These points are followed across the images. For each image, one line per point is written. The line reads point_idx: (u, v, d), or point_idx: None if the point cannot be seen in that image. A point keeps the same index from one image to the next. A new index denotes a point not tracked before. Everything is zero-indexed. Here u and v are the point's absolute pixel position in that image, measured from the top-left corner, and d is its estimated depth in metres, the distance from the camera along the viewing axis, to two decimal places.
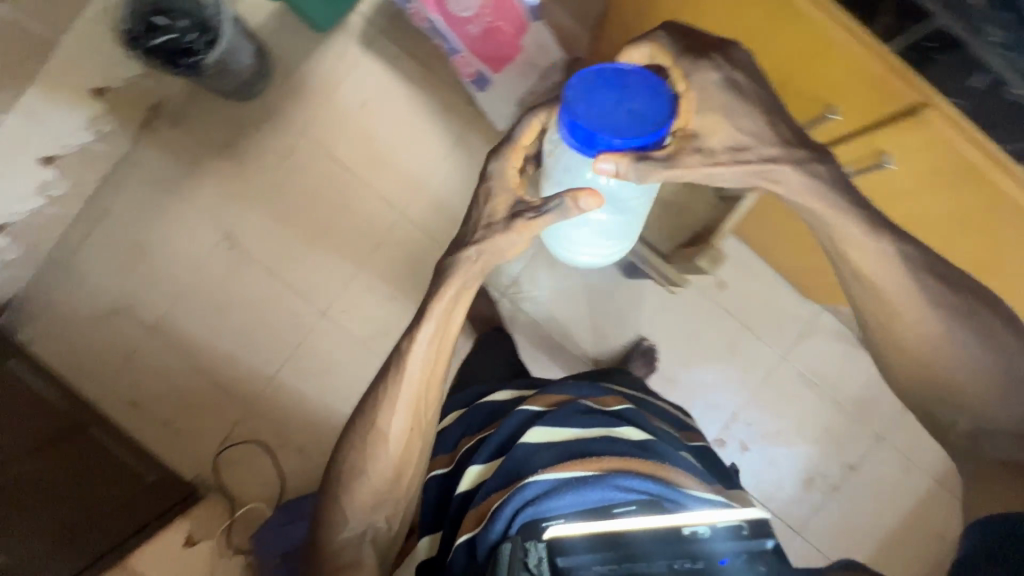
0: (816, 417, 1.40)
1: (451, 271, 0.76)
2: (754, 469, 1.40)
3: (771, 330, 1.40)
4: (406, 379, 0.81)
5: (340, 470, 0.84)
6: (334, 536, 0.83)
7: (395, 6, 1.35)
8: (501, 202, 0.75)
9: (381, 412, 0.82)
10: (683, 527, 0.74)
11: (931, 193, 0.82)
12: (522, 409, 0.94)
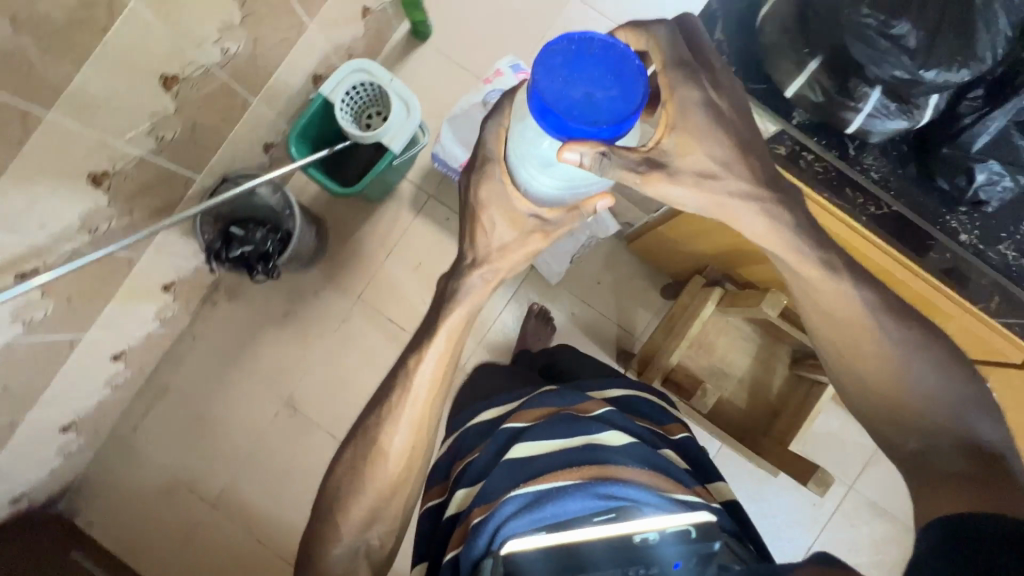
0: (891, 546, 1.38)
1: (459, 295, 0.75)
2: None
3: (837, 463, 1.41)
4: (411, 398, 0.77)
5: (339, 492, 0.78)
6: (326, 552, 0.77)
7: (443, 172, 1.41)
8: (507, 224, 0.73)
9: (387, 426, 0.77)
10: (635, 534, 0.69)
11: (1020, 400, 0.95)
12: (506, 427, 0.86)
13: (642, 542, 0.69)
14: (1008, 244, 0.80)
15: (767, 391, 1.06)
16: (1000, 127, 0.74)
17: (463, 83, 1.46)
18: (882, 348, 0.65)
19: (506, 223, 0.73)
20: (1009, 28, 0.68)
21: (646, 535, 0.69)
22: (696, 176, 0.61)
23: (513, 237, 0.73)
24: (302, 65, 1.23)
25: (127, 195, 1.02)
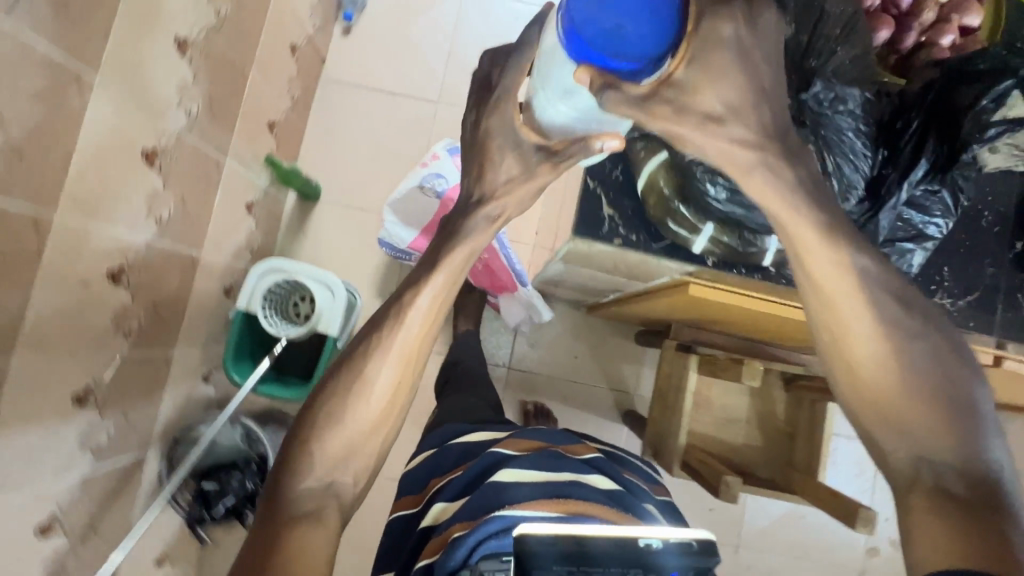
0: None
1: (465, 229, 0.56)
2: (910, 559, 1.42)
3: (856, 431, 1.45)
4: (407, 326, 0.55)
5: (309, 431, 0.53)
6: (290, 485, 0.51)
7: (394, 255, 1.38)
8: (514, 159, 0.55)
9: (380, 353, 0.54)
10: (639, 538, 0.58)
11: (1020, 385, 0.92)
12: (494, 451, 0.79)
13: (647, 548, 0.57)
14: None
15: (774, 421, 1.07)
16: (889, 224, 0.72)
17: (371, 225, 1.44)
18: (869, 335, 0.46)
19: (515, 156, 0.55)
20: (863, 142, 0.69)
21: (653, 540, 0.57)
22: (701, 117, 0.44)
23: (511, 181, 0.56)
24: (210, 288, 1.18)
25: (84, 520, 0.93)
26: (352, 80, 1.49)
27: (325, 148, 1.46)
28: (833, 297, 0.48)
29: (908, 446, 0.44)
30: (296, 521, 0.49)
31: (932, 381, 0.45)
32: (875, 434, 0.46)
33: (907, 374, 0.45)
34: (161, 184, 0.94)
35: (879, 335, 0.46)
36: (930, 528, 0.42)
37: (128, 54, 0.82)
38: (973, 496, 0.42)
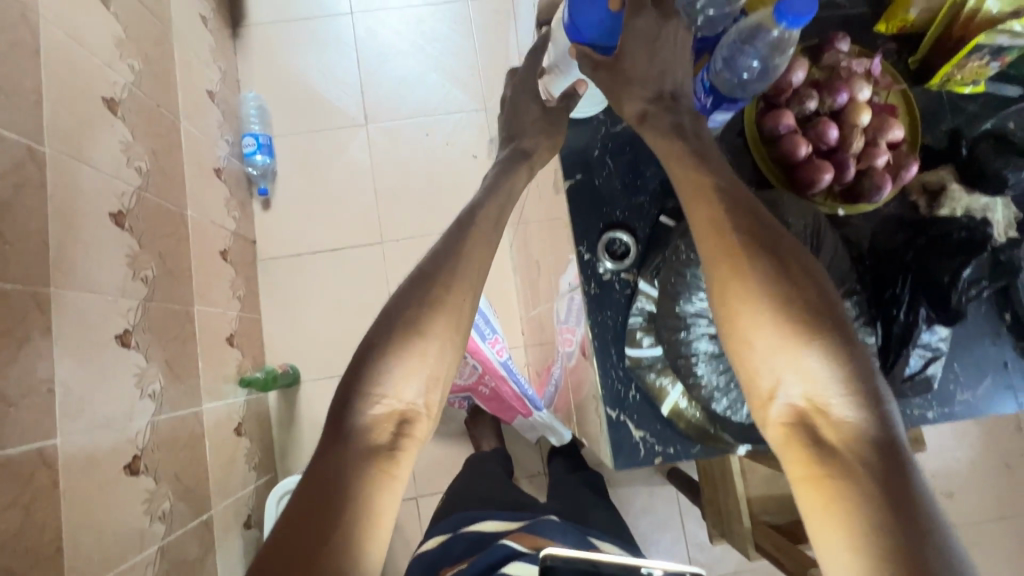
0: (965, 425, 1.50)
1: (508, 176, 0.61)
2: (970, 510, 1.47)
3: None
4: (463, 257, 0.57)
5: (383, 351, 0.53)
6: (353, 417, 0.51)
7: None
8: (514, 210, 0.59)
9: (449, 275, 0.56)
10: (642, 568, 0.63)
11: None
12: (505, 545, 0.82)
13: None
14: (960, 393, 0.61)
15: None
16: (926, 346, 0.56)
17: None
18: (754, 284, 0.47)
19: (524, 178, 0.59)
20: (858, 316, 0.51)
21: (656, 568, 0.63)
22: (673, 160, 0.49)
23: (538, 129, 0.62)
24: (229, 535, 1.11)
25: None
26: (289, 251, 1.44)
27: (288, 327, 1.41)
28: (731, 267, 0.48)
29: (791, 402, 0.46)
30: (375, 450, 0.51)
31: (818, 336, 0.46)
32: (770, 394, 0.47)
33: (801, 334, 0.46)
34: (153, 481, 0.88)
35: (771, 311, 0.46)
36: (818, 481, 0.43)
37: (77, 391, 0.76)
38: (848, 448, 0.43)
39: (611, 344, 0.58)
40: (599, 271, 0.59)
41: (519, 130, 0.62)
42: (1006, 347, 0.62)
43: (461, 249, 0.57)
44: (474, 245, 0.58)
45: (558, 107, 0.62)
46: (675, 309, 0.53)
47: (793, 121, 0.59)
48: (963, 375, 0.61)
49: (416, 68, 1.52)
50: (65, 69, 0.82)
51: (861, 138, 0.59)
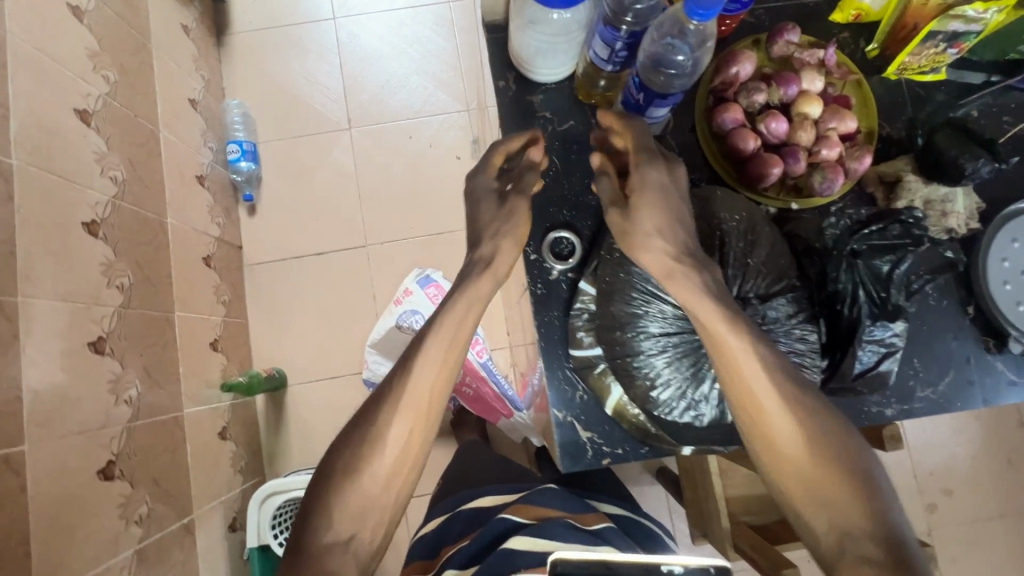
0: (962, 417, 1.47)
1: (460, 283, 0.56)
2: (970, 503, 1.44)
3: None
4: (414, 376, 0.53)
5: (326, 498, 0.51)
6: (303, 547, 0.50)
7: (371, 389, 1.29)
8: (461, 329, 0.55)
9: (398, 406, 0.52)
10: (660, 564, 0.53)
11: None
12: (504, 518, 0.79)
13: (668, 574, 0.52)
14: (920, 389, 0.59)
15: None
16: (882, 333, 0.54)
17: (347, 390, 1.39)
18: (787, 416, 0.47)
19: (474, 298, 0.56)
20: (788, 302, 0.51)
21: (674, 564, 0.52)
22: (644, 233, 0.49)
23: None
24: (214, 538, 1.12)
25: None
26: (275, 255, 1.45)
27: (275, 332, 1.42)
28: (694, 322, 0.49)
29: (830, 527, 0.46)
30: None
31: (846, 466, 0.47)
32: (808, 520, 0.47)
33: (826, 458, 0.46)
34: (129, 485, 0.89)
35: (795, 426, 0.47)
36: None
37: (49, 398, 0.77)
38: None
39: (557, 345, 0.59)
40: (546, 271, 0.59)
41: (471, 255, 0.57)
42: (967, 343, 0.60)
43: (405, 379, 0.53)
44: (417, 385, 0.53)
45: (510, 223, 0.56)
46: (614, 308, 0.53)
47: (741, 115, 0.58)
48: (923, 370, 0.59)
49: (399, 72, 1.53)
50: (37, 79, 0.83)
51: (810, 131, 0.58)
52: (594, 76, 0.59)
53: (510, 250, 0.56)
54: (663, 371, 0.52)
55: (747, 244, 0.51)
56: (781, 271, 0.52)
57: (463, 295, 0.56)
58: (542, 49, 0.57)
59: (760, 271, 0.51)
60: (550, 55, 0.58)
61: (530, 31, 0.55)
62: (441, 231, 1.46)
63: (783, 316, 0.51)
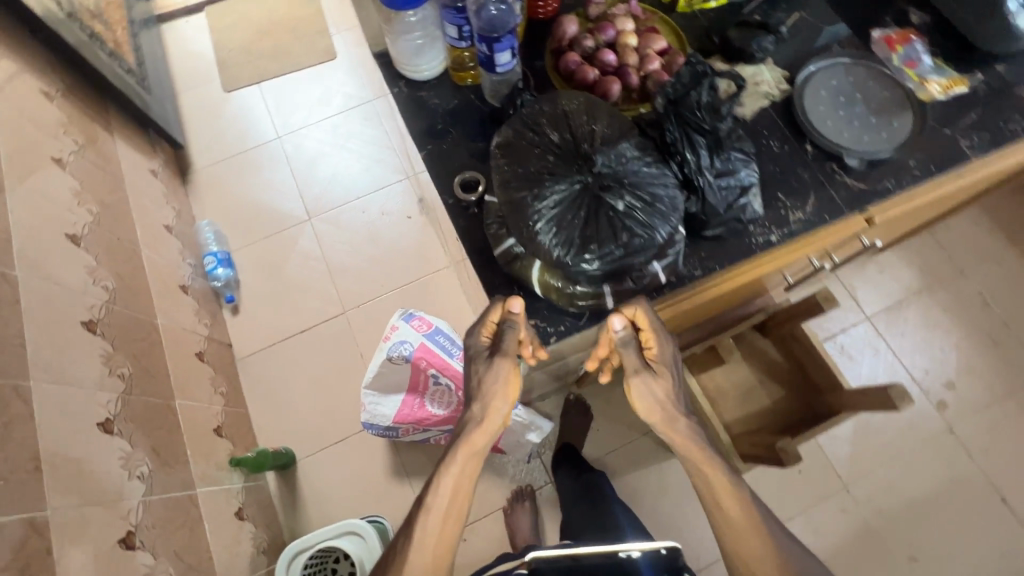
0: (934, 311, 1.53)
1: (456, 440, 0.69)
2: (976, 387, 1.45)
3: (848, 317, 1.52)
4: (420, 534, 0.64)
5: None
6: None
7: (388, 437, 1.39)
8: (456, 486, 0.66)
9: (414, 553, 0.63)
10: (622, 553, 0.65)
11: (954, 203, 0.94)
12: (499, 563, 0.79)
13: (629, 560, 0.64)
14: (792, 214, 0.70)
15: (777, 365, 1.11)
16: (710, 160, 0.65)
17: (355, 450, 1.43)
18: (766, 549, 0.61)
19: (464, 458, 0.68)
20: (634, 147, 0.60)
21: (634, 550, 0.65)
22: (646, 381, 0.67)
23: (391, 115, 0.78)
24: None
25: None
26: (262, 343, 1.55)
27: (275, 412, 1.48)
28: (661, 415, 0.67)
29: None
30: None
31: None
32: None
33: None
34: (150, 557, 0.91)
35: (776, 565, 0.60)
36: None
37: (65, 470, 0.83)
38: None
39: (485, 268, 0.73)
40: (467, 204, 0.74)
41: (466, 412, 0.69)
42: (806, 167, 0.72)
43: (414, 538, 0.64)
44: (422, 546, 0.64)
45: (498, 385, 0.69)
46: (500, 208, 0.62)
47: (577, 57, 0.76)
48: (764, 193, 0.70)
49: (341, 162, 1.75)
50: (29, 212, 0.99)
51: (633, 55, 0.75)
52: (460, 60, 0.79)
53: (499, 406, 0.68)
54: (555, 241, 0.58)
55: (585, 110, 0.62)
56: (619, 122, 0.62)
57: (459, 452, 0.68)
58: (416, 51, 0.80)
59: (603, 127, 0.61)
60: (421, 55, 0.80)
61: (409, 38, 0.80)
62: (411, 280, 1.59)
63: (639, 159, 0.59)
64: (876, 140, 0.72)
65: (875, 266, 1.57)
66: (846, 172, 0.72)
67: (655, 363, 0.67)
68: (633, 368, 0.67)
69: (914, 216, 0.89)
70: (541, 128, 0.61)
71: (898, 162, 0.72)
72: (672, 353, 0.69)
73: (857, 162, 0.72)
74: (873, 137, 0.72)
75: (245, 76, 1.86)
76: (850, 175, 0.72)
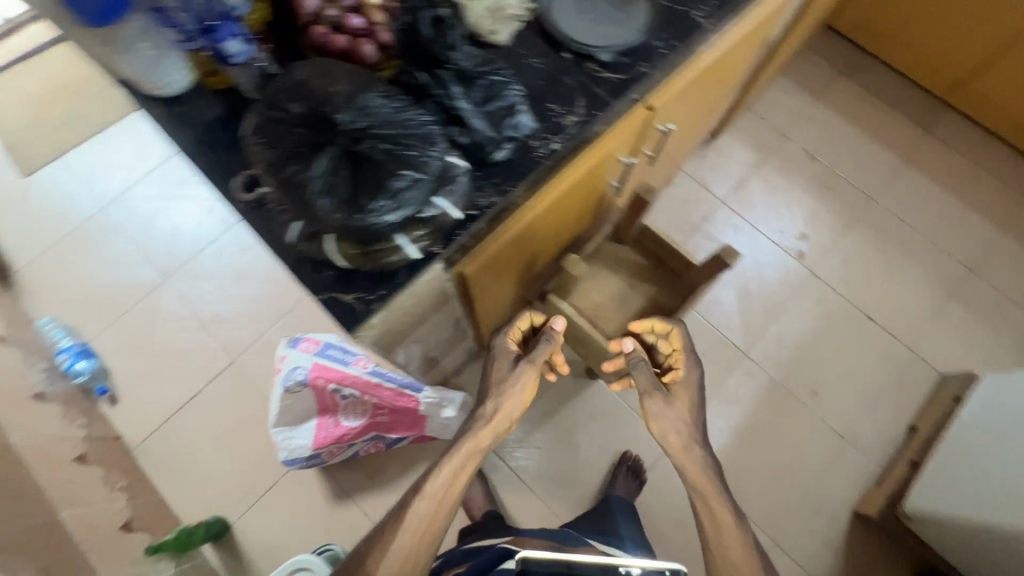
0: (773, 176, 1.68)
1: (469, 431, 0.82)
2: (822, 231, 1.61)
3: (705, 204, 1.64)
4: (407, 516, 0.73)
5: None
6: None
7: (315, 465, 1.35)
8: (453, 474, 0.77)
9: (403, 531, 0.72)
10: (620, 566, 0.66)
11: (730, 67, 1.02)
12: (499, 548, 0.92)
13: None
14: (567, 119, 0.74)
15: (639, 265, 1.19)
16: (466, 94, 0.67)
17: (290, 491, 1.38)
18: (740, 543, 0.70)
19: (468, 450, 0.80)
20: (383, 93, 0.60)
21: (634, 567, 0.67)
22: (664, 409, 0.82)
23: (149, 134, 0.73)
24: None
25: None
26: (154, 423, 1.44)
27: (191, 486, 1.38)
28: (677, 438, 0.79)
29: None
30: None
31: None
32: None
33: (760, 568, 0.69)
34: None
35: (746, 552, 0.69)
36: None
37: None
38: None
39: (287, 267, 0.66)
40: (242, 200, 0.68)
41: (479, 410, 0.84)
42: (569, 72, 0.76)
43: (399, 522, 0.73)
44: (406, 533, 0.72)
45: (510, 390, 0.87)
46: (275, 193, 0.60)
47: (321, 28, 0.70)
48: (534, 109, 0.73)
49: (179, 212, 1.63)
50: None
51: (378, 13, 0.71)
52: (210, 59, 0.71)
53: (507, 405, 0.85)
54: (331, 208, 0.57)
55: (322, 72, 0.59)
56: (361, 74, 0.60)
57: (462, 447, 0.80)
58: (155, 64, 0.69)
59: (348, 82, 0.59)
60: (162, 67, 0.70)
61: (132, 50, 0.67)
62: (292, 306, 1.53)
63: (384, 106, 0.59)
64: (622, 31, 0.77)
65: (714, 153, 1.70)
66: (605, 68, 0.76)
67: (670, 385, 0.85)
68: (647, 387, 0.84)
69: (696, 91, 0.96)
70: (282, 103, 0.58)
71: (648, 47, 0.78)
72: (693, 381, 0.86)
73: (612, 56, 0.76)
74: (619, 31, 0.77)
75: (41, 154, 1.68)
76: (609, 71, 0.76)
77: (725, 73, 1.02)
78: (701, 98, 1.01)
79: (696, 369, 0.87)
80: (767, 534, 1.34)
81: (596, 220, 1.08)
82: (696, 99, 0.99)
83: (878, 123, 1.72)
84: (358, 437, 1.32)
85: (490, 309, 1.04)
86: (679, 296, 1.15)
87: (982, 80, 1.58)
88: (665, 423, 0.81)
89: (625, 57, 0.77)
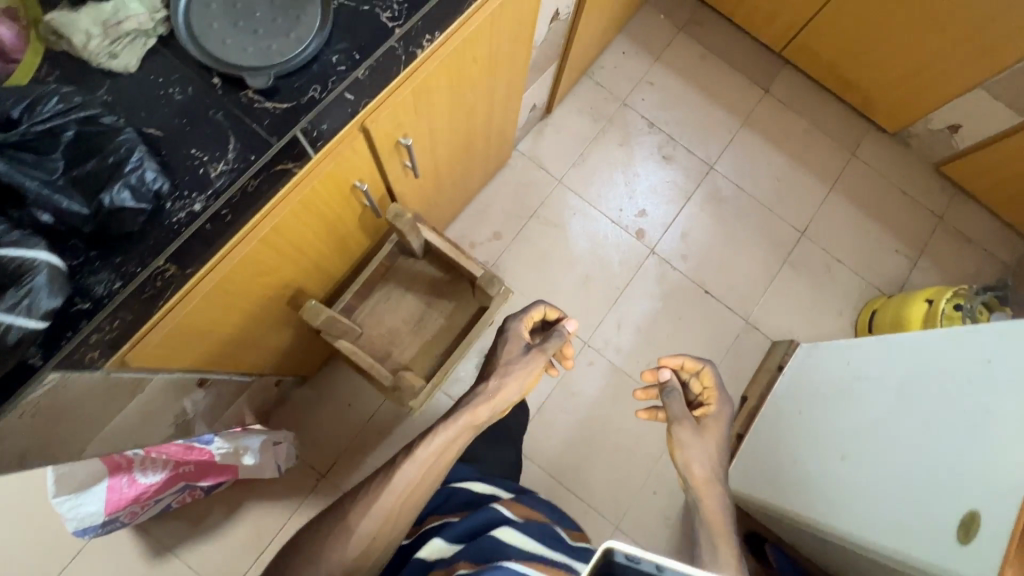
0: (613, 148, 1.59)
1: (472, 399, 0.81)
2: (661, 206, 1.57)
3: (543, 187, 1.54)
4: (399, 474, 0.73)
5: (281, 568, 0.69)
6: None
7: (118, 526, 1.21)
8: (450, 436, 0.77)
9: (387, 492, 0.72)
10: None
11: (492, 55, 0.89)
12: (499, 510, 0.81)
13: None
14: (214, 169, 0.59)
15: (436, 281, 1.08)
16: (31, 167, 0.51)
17: (101, 557, 1.25)
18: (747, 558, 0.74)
19: (472, 414, 0.80)
20: None
21: None
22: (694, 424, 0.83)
23: None
24: None
25: None
26: None
27: None
28: (703, 462, 0.81)
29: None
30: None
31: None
32: None
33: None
34: None
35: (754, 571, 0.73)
36: None
37: None
38: None
39: None
40: None
41: (485, 385, 0.83)
42: (213, 105, 0.60)
43: (384, 492, 0.72)
44: (396, 503, 0.72)
45: (515, 373, 0.84)
46: None
47: None
48: (163, 161, 0.58)
49: None
50: None
51: None
52: None
53: (509, 388, 0.83)
54: None
55: None
56: None
57: (462, 418, 0.79)
58: None
59: None
60: None
61: None
62: None
63: None
64: (283, 39, 0.60)
65: (552, 128, 1.58)
66: (265, 95, 0.61)
67: (703, 420, 0.85)
68: (681, 415, 0.84)
69: (442, 90, 0.82)
70: None
71: (325, 60, 0.63)
72: (722, 420, 0.86)
73: (271, 77, 0.60)
74: (279, 39, 0.60)
75: None
76: (269, 98, 0.61)
77: (486, 62, 0.89)
78: (459, 94, 0.89)
79: (728, 409, 0.86)
80: (614, 518, 1.37)
81: (359, 241, 0.96)
82: (450, 95, 0.86)
83: (718, 84, 1.66)
84: (158, 493, 1.16)
85: (243, 361, 0.92)
86: (480, 306, 1.07)
87: (808, 34, 1.53)
88: (697, 446, 0.81)
89: (290, 78, 0.62)
